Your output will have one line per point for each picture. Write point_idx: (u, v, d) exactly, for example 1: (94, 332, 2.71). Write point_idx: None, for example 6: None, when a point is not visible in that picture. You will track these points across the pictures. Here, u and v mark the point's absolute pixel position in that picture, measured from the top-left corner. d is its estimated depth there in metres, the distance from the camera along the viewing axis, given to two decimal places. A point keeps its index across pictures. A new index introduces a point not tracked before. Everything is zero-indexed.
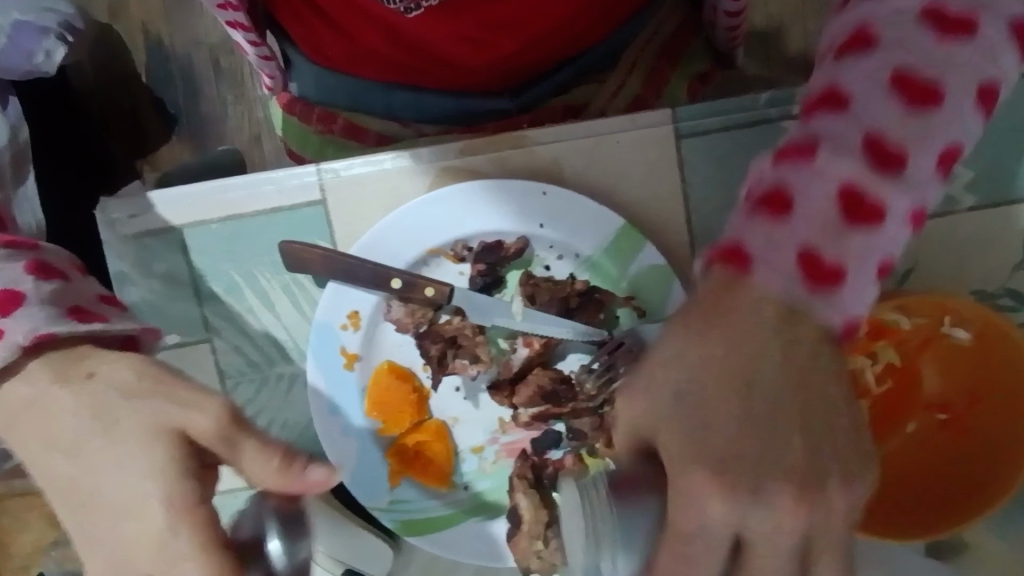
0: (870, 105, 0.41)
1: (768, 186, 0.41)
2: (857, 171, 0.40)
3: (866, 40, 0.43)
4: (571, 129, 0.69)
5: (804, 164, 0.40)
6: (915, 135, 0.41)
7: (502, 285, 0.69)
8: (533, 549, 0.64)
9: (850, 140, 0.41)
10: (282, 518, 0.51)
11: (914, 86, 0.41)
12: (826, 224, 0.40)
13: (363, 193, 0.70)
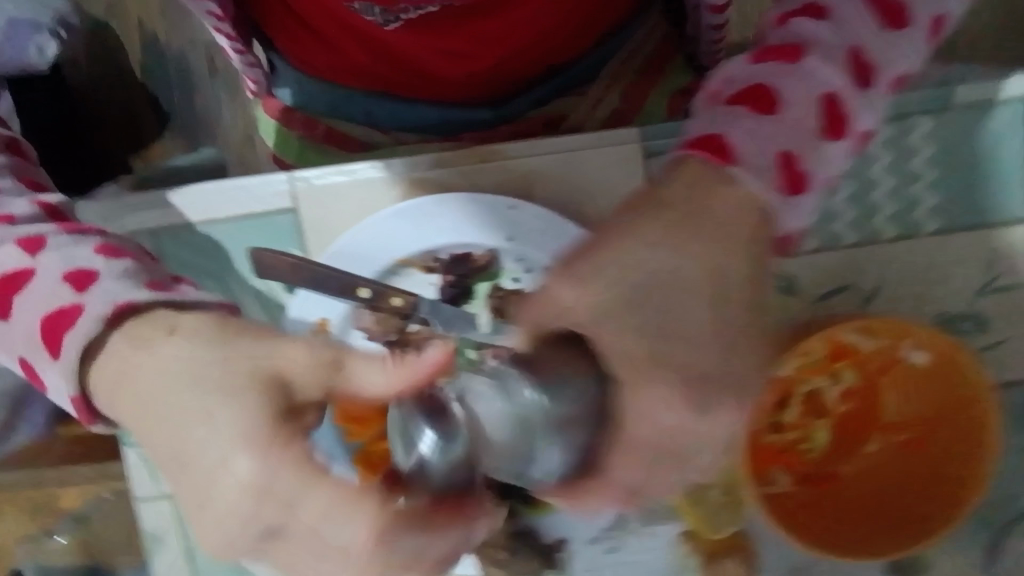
0: (852, 22, 0.47)
1: (755, 85, 0.46)
2: (837, 84, 0.46)
3: None
4: (540, 144, 0.70)
5: (788, 65, 0.46)
6: (885, 47, 0.48)
7: (472, 296, 0.68)
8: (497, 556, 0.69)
9: (836, 51, 0.46)
10: (420, 413, 0.45)
11: (890, 8, 0.48)
12: (803, 125, 0.46)
13: (335, 202, 0.71)
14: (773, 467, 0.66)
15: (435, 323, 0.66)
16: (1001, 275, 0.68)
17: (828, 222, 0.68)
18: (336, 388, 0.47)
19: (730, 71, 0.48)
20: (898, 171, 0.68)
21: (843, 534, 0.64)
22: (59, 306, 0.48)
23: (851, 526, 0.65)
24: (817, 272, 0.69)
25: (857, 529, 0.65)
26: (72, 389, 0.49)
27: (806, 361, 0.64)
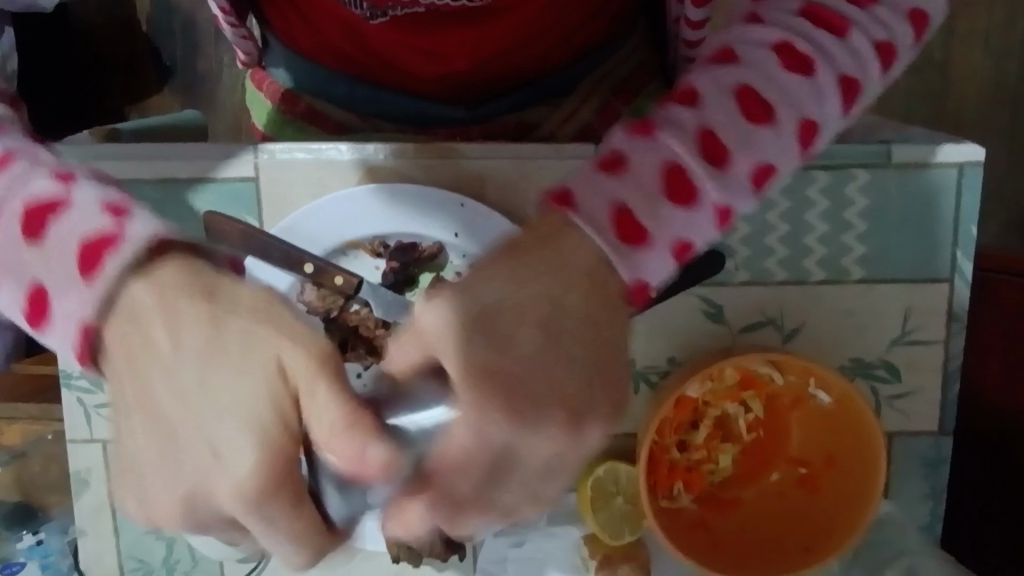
0: (716, 106, 0.51)
1: (613, 150, 0.50)
2: (684, 152, 0.49)
3: (728, 57, 0.53)
4: (499, 148, 0.72)
5: (645, 138, 0.50)
6: (748, 139, 0.50)
7: (416, 284, 0.72)
8: (404, 538, 0.71)
9: (689, 129, 0.50)
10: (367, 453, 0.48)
11: (752, 100, 0.51)
12: (647, 188, 0.48)
13: (295, 178, 0.73)
14: (675, 484, 0.69)
15: (374, 306, 0.70)
16: (916, 328, 0.72)
17: (760, 258, 0.71)
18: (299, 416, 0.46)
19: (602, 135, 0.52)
20: (831, 219, 0.70)
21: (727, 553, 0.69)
22: (95, 231, 0.47)
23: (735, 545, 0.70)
24: (742, 305, 0.72)
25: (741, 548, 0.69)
26: (88, 319, 0.47)
27: (716, 385, 0.68)
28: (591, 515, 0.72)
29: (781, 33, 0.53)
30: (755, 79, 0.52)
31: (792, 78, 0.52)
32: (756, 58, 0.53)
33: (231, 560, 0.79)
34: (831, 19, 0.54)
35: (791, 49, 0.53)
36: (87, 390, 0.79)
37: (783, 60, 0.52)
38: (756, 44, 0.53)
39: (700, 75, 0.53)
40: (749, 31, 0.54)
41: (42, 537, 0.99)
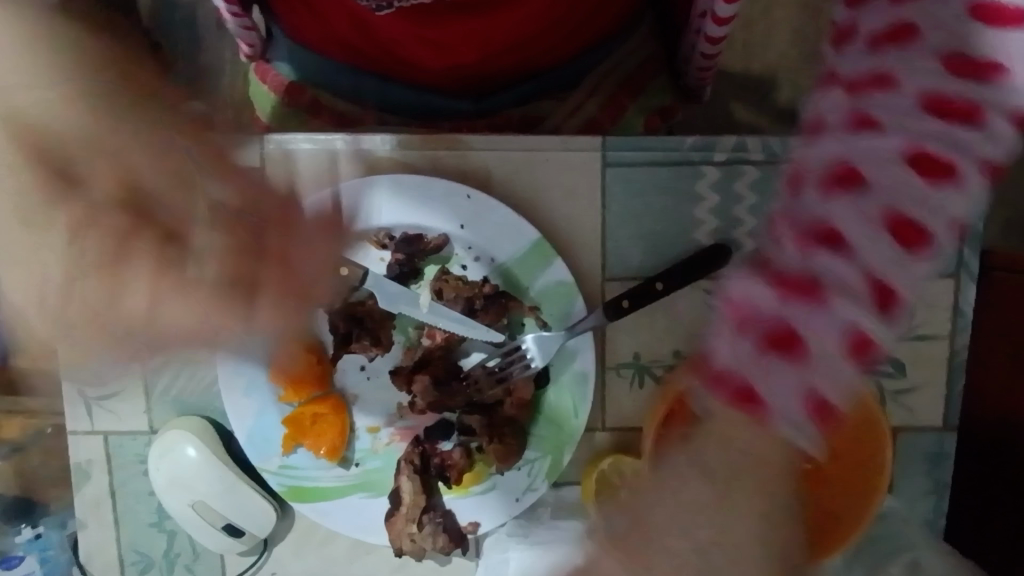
0: (871, 249, 0.42)
1: (772, 325, 0.44)
2: (864, 318, 0.43)
3: (850, 179, 0.42)
4: (505, 140, 0.72)
5: (802, 303, 0.43)
6: (905, 272, 0.42)
7: (420, 277, 0.72)
8: (407, 530, 0.74)
9: (852, 288, 0.42)
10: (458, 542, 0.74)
11: (908, 231, 0.42)
12: (831, 361, 0.44)
13: (301, 169, 0.73)
14: None
15: (379, 299, 0.70)
16: (921, 324, 0.72)
17: None
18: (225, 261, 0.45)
19: (740, 301, 0.45)
20: None
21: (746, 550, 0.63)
22: None
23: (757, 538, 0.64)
24: None
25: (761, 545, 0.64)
26: None
27: None
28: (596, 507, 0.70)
29: (910, 128, 0.41)
30: (900, 202, 0.42)
31: (940, 190, 0.41)
32: (886, 178, 0.42)
33: (232, 553, 0.79)
34: (961, 103, 0.41)
35: (925, 150, 0.41)
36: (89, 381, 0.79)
37: (920, 175, 0.41)
38: (874, 150, 0.42)
39: (829, 211, 0.43)
40: (862, 134, 0.42)
41: (40, 530, 0.99)
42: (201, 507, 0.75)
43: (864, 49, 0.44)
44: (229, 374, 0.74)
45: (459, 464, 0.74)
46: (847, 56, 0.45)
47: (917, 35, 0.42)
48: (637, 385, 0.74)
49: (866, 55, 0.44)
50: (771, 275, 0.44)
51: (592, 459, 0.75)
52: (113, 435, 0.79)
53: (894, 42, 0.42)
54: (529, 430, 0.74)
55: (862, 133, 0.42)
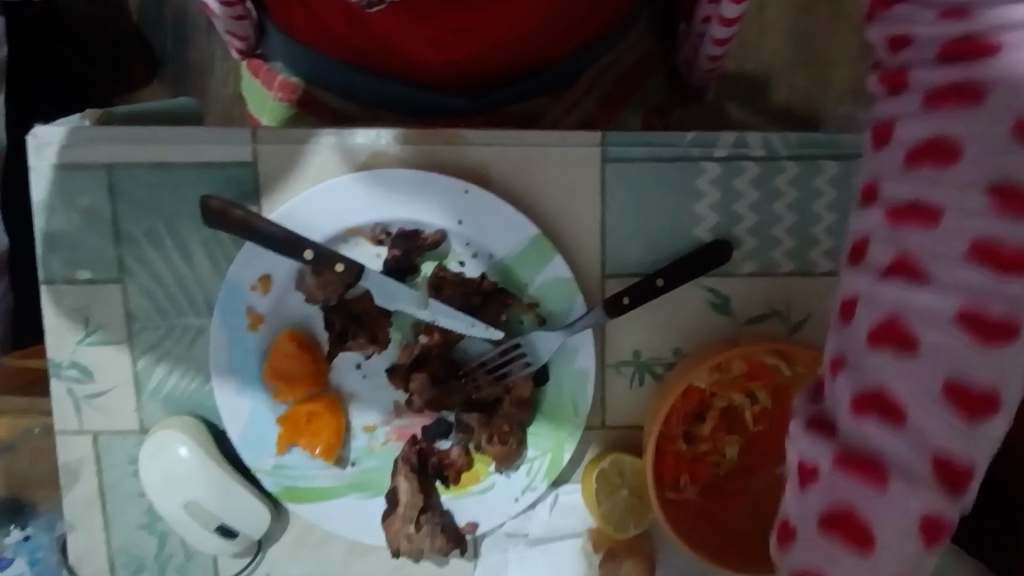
0: (924, 420, 0.36)
1: (834, 509, 0.37)
2: (931, 501, 0.36)
3: (900, 338, 0.37)
4: (502, 134, 0.70)
5: (866, 488, 0.37)
6: (960, 446, 0.36)
7: (417, 272, 0.71)
8: (405, 530, 0.73)
9: (915, 470, 0.36)
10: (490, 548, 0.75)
11: (966, 398, 0.36)
12: (900, 548, 0.37)
13: (294, 165, 0.72)
14: (681, 475, 0.69)
15: (376, 296, 0.69)
16: None
17: (768, 248, 0.71)
18: None
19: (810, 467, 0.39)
20: (839, 209, 0.70)
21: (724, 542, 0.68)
22: None
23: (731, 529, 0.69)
24: (748, 296, 0.71)
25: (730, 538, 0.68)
26: None
27: (723, 376, 0.68)
28: (594, 505, 0.72)
29: (987, 220, 0.36)
30: (957, 368, 0.36)
31: (1012, 285, 0.36)
32: (959, 277, 0.36)
33: (226, 555, 0.77)
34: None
35: (991, 258, 0.36)
36: (78, 379, 0.77)
37: (994, 270, 0.36)
38: (937, 301, 0.36)
39: (872, 365, 0.37)
40: (933, 262, 0.37)
41: (29, 532, 0.95)
42: (194, 508, 0.73)
43: (918, 109, 0.40)
44: (223, 373, 0.73)
45: (457, 462, 0.74)
46: (905, 125, 0.40)
47: (975, 70, 0.38)
48: (637, 382, 0.73)
49: (936, 73, 0.39)
50: (840, 451, 0.38)
51: (591, 457, 0.74)
52: (102, 435, 0.78)
53: (944, 105, 0.38)
54: (528, 428, 0.73)
55: (911, 228, 0.38)
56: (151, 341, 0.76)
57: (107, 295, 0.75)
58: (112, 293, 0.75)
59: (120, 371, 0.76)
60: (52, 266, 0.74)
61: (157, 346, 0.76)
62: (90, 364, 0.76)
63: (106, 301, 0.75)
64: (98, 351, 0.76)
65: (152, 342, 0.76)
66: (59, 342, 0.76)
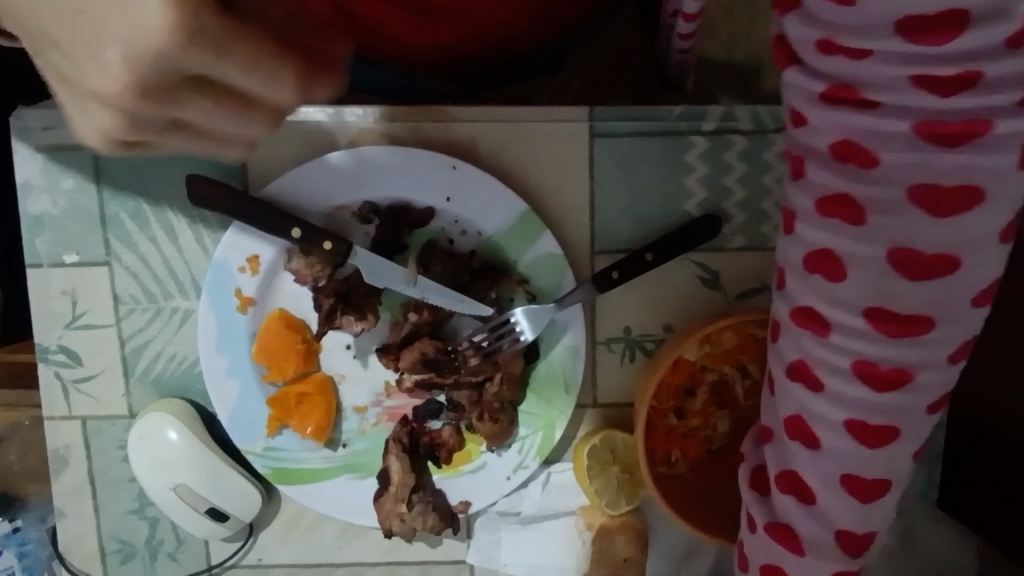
0: (831, 500, 0.48)
1: (763, 563, 0.53)
2: (839, 564, 0.50)
3: (806, 437, 0.48)
4: (490, 110, 0.70)
5: (791, 553, 0.51)
6: (866, 516, 0.49)
7: (407, 250, 0.71)
8: (396, 510, 0.72)
9: (823, 540, 0.50)
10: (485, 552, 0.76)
11: (863, 485, 0.47)
12: None
13: (281, 147, 0.71)
14: (672, 451, 0.69)
15: (362, 271, 0.68)
16: None
17: (757, 224, 0.70)
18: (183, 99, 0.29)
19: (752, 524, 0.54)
20: None
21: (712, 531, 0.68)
22: None
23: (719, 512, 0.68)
24: (738, 270, 0.71)
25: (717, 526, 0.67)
26: None
27: (715, 349, 0.67)
28: (586, 482, 0.71)
29: (867, 341, 0.43)
30: (858, 467, 0.47)
31: (890, 396, 0.44)
32: (845, 391, 0.45)
33: (217, 539, 0.77)
34: (934, 255, 0.40)
35: (874, 371, 0.43)
36: (65, 364, 0.76)
37: (870, 385, 0.44)
38: (828, 416, 0.46)
39: (787, 452, 0.50)
40: (813, 395, 0.46)
41: (19, 525, 0.96)
42: (183, 491, 0.73)
43: (813, 212, 0.43)
44: (211, 355, 0.72)
45: (449, 442, 0.74)
46: (805, 224, 0.44)
47: (856, 181, 0.40)
48: (628, 359, 0.73)
49: (828, 173, 0.41)
50: (770, 517, 0.52)
51: (583, 434, 0.74)
52: (91, 420, 0.77)
53: (833, 217, 0.42)
54: (519, 405, 0.73)
55: (809, 333, 0.45)
56: (139, 324, 0.75)
57: (94, 277, 0.74)
58: (99, 276, 0.74)
59: (108, 355, 0.76)
60: (38, 250, 0.74)
61: (144, 329, 0.75)
62: (77, 348, 0.76)
63: (94, 286, 0.75)
64: (86, 336, 0.75)
65: (140, 325, 0.75)
66: (45, 327, 0.75)
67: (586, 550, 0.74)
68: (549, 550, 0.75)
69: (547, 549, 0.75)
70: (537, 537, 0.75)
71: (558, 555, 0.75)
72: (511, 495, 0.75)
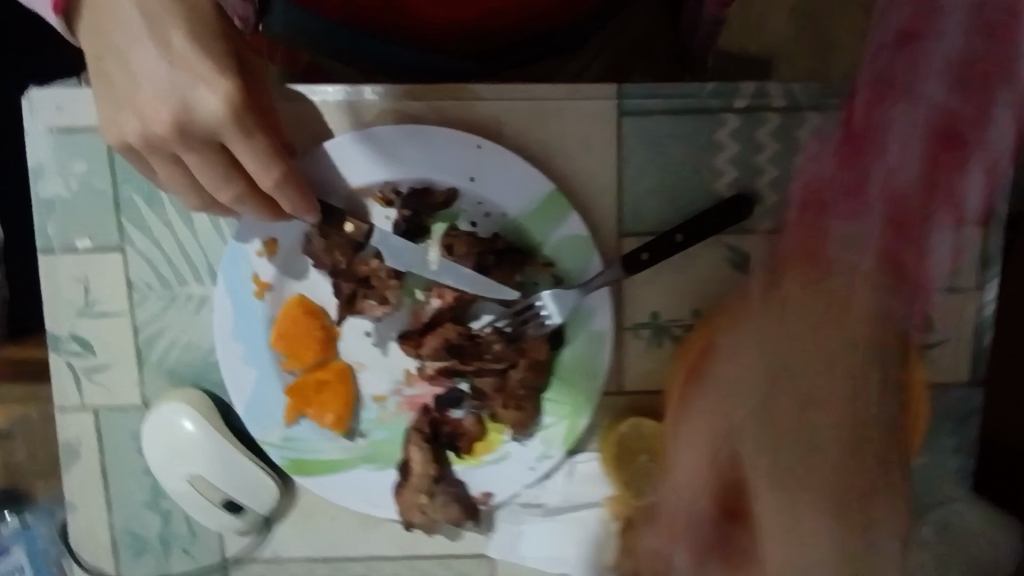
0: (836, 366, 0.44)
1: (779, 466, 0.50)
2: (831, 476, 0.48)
3: (880, 268, 0.41)
4: (515, 88, 0.68)
5: None
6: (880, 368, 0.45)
7: (428, 234, 0.68)
8: (417, 501, 0.71)
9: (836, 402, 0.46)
10: (506, 545, 0.74)
11: (895, 291, 0.41)
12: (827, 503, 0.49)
13: (295, 126, 0.69)
14: None
15: (385, 256, 0.67)
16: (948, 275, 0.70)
17: None
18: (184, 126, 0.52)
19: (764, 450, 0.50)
20: None
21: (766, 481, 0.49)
22: None
23: (807, 457, 0.46)
24: None
25: (800, 353, 0.45)
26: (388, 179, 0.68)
27: None
28: (613, 470, 0.70)
29: (943, 97, 0.36)
30: (892, 298, 0.42)
31: (942, 189, 0.37)
32: (904, 163, 0.38)
33: (230, 533, 0.75)
34: (983, 62, 0.34)
35: (953, 127, 0.36)
36: (78, 353, 0.74)
37: (941, 151, 0.36)
38: (852, 237, 0.41)
39: (826, 259, 0.43)
40: (890, 164, 0.39)
41: (27, 521, 0.95)
42: (199, 483, 0.71)
43: None
44: (228, 341, 0.71)
45: (470, 431, 0.72)
46: None
47: None
48: (655, 345, 0.71)
49: None
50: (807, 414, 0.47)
51: (609, 423, 0.72)
52: (103, 411, 0.75)
53: None
54: (544, 393, 0.71)
55: (897, 100, 0.38)
56: (153, 312, 0.73)
57: (107, 264, 0.72)
58: (112, 262, 0.73)
59: (121, 344, 0.74)
60: (49, 234, 0.72)
61: (158, 316, 0.73)
62: (89, 337, 0.74)
63: (107, 272, 0.73)
64: (97, 324, 0.74)
65: (153, 313, 0.73)
66: (57, 315, 0.73)
67: (613, 544, 0.71)
68: (575, 543, 0.73)
69: (570, 542, 0.73)
70: (561, 529, 0.73)
71: (582, 549, 0.72)
72: (537, 488, 0.73)
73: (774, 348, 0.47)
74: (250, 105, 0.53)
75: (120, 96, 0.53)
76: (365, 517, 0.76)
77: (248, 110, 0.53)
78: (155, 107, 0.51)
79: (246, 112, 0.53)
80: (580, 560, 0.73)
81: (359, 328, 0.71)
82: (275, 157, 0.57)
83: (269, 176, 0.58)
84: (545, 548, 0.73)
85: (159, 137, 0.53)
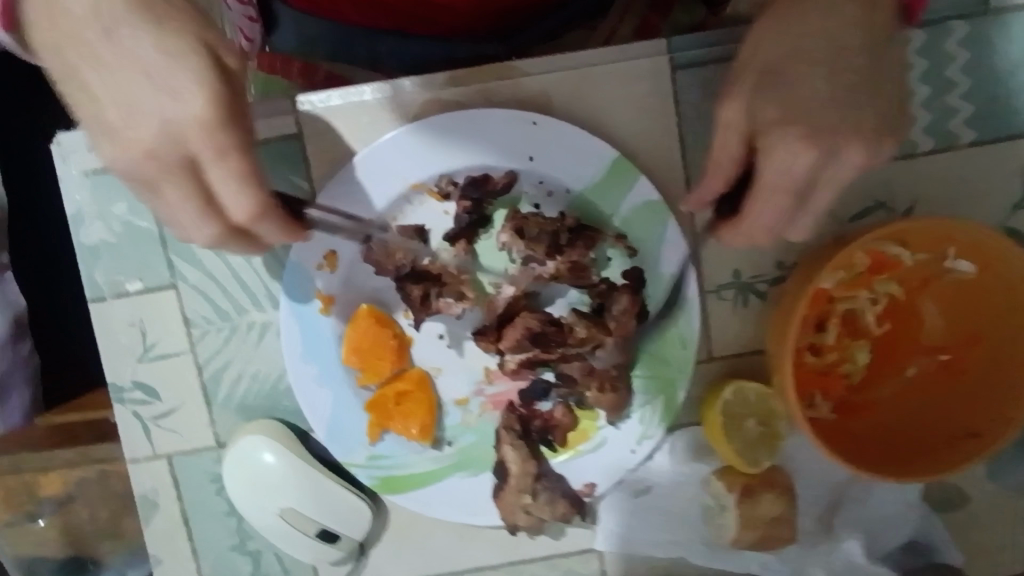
0: None
1: None
2: None
3: None
4: (562, 59, 0.65)
5: None
6: None
7: (490, 225, 0.66)
8: (521, 503, 0.67)
9: None
10: (613, 534, 0.70)
11: None
12: None
13: (340, 133, 0.67)
14: (815, 392, 0.63)
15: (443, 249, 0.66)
16: None
17: None
18: (157, 147, 0.46)
19: None
20: (931, 79, 0.65)
21: (792, 131, 0.47)
22: None
23: (834, 111, 0.47)
24: (848, 189, 0.66)
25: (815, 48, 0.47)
26: (442, 171, 0.65)
27: (848, 274, 0.62)
28: (723, 441, 0.65)
29: None
30: None
31: None
32: None
33: (325, 564, 0.71)
34: None
35: None
36: (143, 401, 0.71)
37: None
38: None
39: None
40: None
41: None
42: (291, 515, 0.68)
43: None
44: (299, 365, 0.67)
45: (563, 422, 0.68)
46: None
47: None
48: (741, 305, 0.68)
49: None
50: None
51: (706, 393, 0.68)
52: (178, 457, 0.72)
53: None
54: (633, 371, 0.68)
55: None
56: (215, 346, 0.70)
57: (161, 303, 0.69)
58: (166, 301, 0.70)
59: (186, 385, 0.71)
60: (98, 282, 0.69)
61: (221, 350, 0.70)
62: (152, 382, 0.71)
63: (162, 312, 0.70)
64: (159, 368, 0.70)
65: (216, 347, 0.70)
66: (116, 364, 0.70)
67: (731, 518, 0.67)
68: (687, 521, 0.69)
69: (682, 521, 0.69)
70: (670, 508, 0.69)
71: (695, 526, 0.69)
72: (640, 471, 0.69)
73: (780, 48, 0.48)
74: (230, 122, 0.46)
75: (93, 119, 0.47)
76: (463, 529, 0.72)
77: (229, 130, 0.46)
78: (129, 126, 0.45)
79: (223, 130, 0.46)
80: (693, 537, 0.69)
81: (434, 330, 0.68)
82: (255, 185, 0.49)
83: (244, 207, 0.49)
84: (656, 532, 0.70)
85: (133, 160, 0.47)
